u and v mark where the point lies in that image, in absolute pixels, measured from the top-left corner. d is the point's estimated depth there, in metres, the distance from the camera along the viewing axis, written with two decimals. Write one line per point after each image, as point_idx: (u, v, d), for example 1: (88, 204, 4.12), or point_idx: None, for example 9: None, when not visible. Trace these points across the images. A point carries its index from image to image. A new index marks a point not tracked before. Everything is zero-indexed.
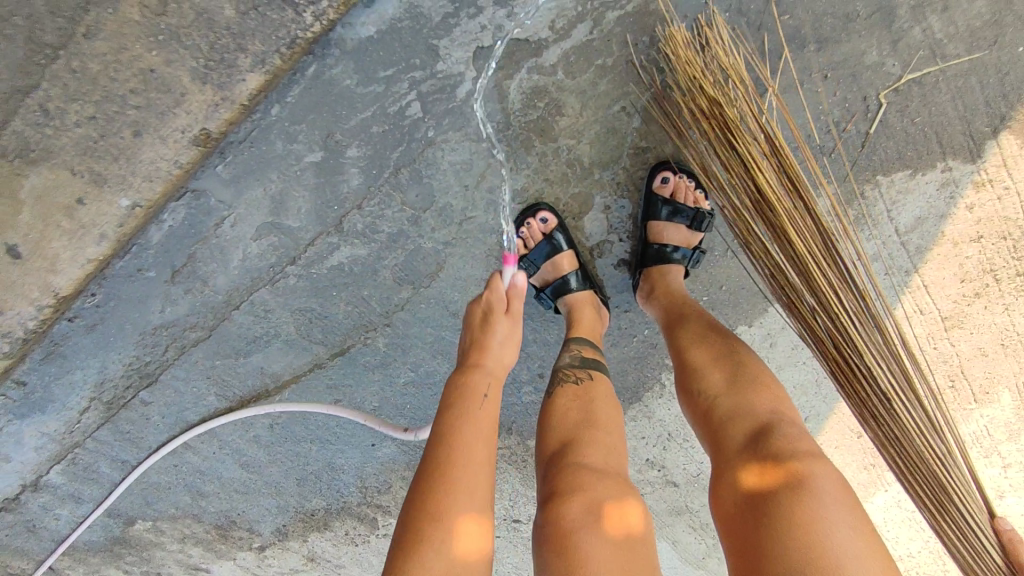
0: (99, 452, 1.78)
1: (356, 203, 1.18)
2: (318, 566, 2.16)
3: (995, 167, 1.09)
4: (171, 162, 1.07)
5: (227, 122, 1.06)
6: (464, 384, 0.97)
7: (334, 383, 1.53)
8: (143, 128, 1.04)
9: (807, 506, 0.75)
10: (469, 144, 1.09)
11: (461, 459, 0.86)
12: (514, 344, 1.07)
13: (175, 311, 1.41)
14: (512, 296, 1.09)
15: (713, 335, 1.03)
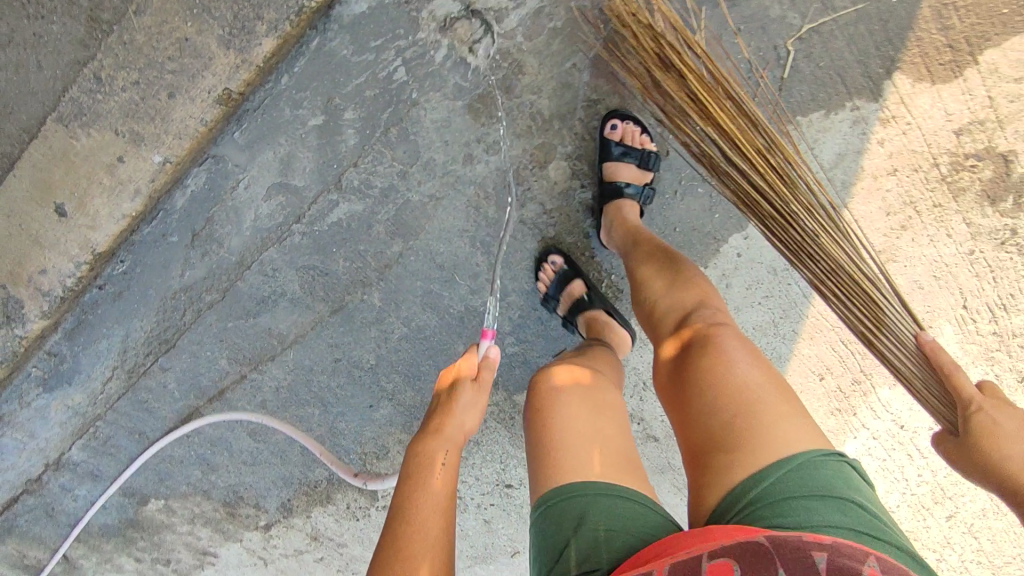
0: (118, 424, 1.91)
1: (352, 161, 1.37)
2: (321, 546, 2.21)
3: (895, 104, 1.30)
4: (197, 120, 1.30)
5: (244, 83, 1.29)
6: (425, 450, 1.10)
7: (335, 341, 1.68)
8: (176, 90, 1.28)
9: (715, 363, 1.00)
10: (447, 102, 1.30)
11: (417, 517, 1.01)
12: (478, 409, 1.20)
13: (194, 275, 1.59)
14: (482, 369, 1.24)
15: (660, 250, 1.27)
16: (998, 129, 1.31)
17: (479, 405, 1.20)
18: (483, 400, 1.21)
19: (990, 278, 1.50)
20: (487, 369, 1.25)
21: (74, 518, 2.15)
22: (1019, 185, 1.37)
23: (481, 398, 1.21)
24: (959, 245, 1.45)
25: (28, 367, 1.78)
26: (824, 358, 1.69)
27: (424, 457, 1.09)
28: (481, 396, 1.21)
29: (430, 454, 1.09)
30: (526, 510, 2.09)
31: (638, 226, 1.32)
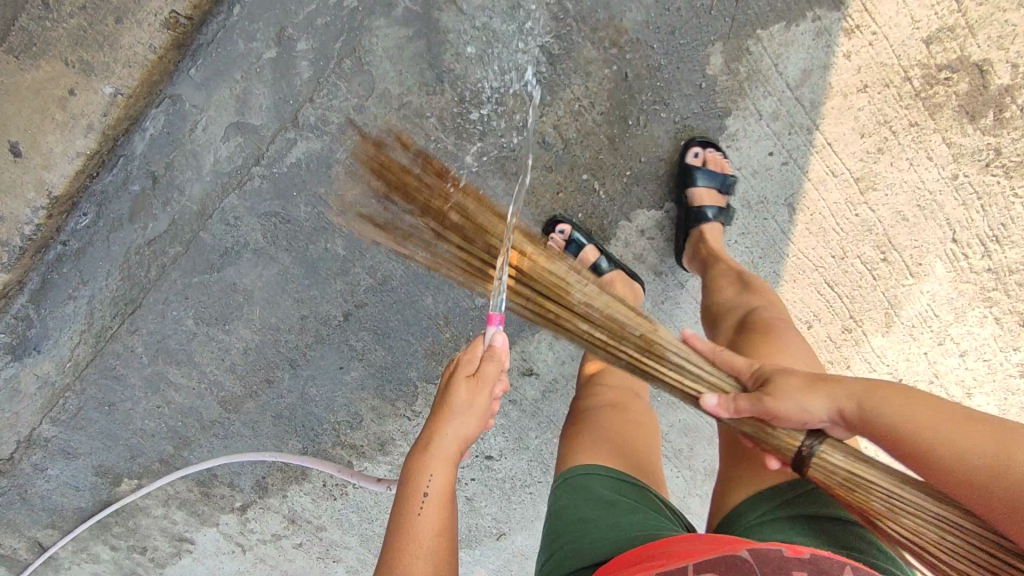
0: (87, 394, 1.86)
1: (308, 95, 1.36)
2: (299, 531, 2.18)
3: (858, 13, 1.26)
4: (147, 46, 1.34)
5: (192, 5, 1.31)
6: (415, 471, 1.10)
7: (301, 296, 1.65)
8: (123, 14, 1.32)
9: (772, 355, 1.16)
10: (398, 28, 1.29)
11: (409, 549, 1.03)
12: (476, 411, 1.13)
13: (157, 228, 1.56)
14: (483, 363, 1.15)
15: (731, 270, 1.38)
16: (970, 35, 1.27)
17: (476, 406, 1.13)
18: (479, 400, 1.13)
19: (977, 208, 1.43)
20: (490, 362, 1.14)
21: (49, 500, 2.11)
22: (998, 98, 1.32)
23: (478, 398, 1.13)
24: (941, 169, 1.39)
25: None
26: (811, 303, 1.57)
27: (415, 476, 1.10)
28: (478, 395, 1.13)
29: (421, 472, 1.10)
30: (508, 487, 2.00)
31: (722, 250, 1.41)
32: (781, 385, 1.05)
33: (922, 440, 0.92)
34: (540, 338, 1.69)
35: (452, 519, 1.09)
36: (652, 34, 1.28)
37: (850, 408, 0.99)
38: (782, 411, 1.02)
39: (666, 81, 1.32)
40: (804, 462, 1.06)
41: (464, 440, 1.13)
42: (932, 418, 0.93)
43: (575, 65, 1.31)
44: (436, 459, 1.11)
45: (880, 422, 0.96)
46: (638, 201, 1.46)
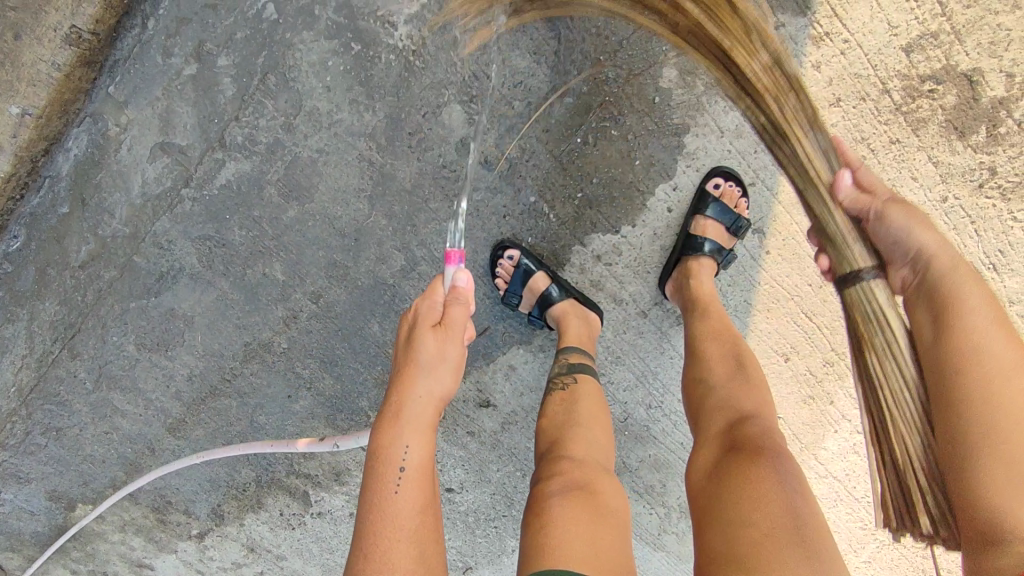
0: (33, 419, 1.70)
1: (234, 114, 1.27)
2: (259, 559, 2.01)
3: (827, 18, 1.12)
4: (49, 64, 1.23)
5: (93, 20, 1.20)
6: (382, 443, 0.99)
7: (242, 322, 1.54)
8: (22, 30, 1.21)
9: (762, 473, 0.96)
10: (322, 41, 1.21)
11: (389, 533, 0.91)
12: (444, 361, 1.03)
13: (89, 251, 1.44)
14: (449, 306, 1.07)
15: (724, 338, 1.24)
16: (956, 42, 1.13)
17: (448, 357, 1.04)
18: (452, 350, 1.04)
19: (971, 232, 1.27)
20: (456, 304, 1.07)
21: (6, 525, 1.93)
22: (991, 111, 1.16)
23: (450, 348, 1.04)
24: (929, 191, 1.23)
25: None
26: (787, 334, 1.44)
27: (386, 449, 0.98)
28: (449, 344, 1.04)
29: (392, 444, 0.98)
30: (475, 524, 1.84)
31: (708, 298, 1.29)
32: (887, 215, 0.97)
33: (967, 335, 0.86)
34: (495, 367, 1.57)
35: (432, 495, 0.98)
36: (596, 47, 1.20)
37: (941, 264, 0.92)
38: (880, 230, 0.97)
39: (615, 96, 1.23)
40: (851, 282, 1.00)
41: (438, 400, 1.04)
42: (1000, 333, 0.86)
43: (514, 78, 1.22)
44: (408, 426, 1.00)
45: (943, 292, 0.90)
46: (591, 224, 1.34)
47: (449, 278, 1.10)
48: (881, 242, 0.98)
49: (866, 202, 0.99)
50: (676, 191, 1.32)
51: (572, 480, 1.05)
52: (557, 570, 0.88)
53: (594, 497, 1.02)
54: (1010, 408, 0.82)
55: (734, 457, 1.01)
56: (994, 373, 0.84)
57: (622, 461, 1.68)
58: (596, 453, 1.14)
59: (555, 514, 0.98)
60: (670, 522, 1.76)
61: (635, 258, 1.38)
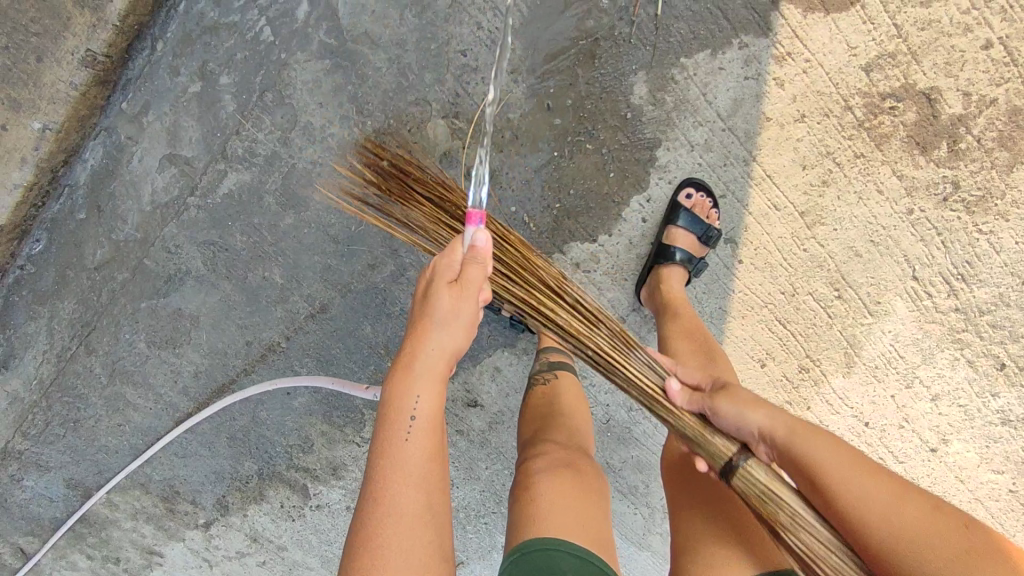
0: (56, 410, 1.81)
1: (234, 128, 1.38)
2: (261, 549, 2.07)
3: (788, 38, 1.26)
4: (68, 84, 1.34)
5: (106, 44, 1.31)
6: (397, 392, 0.99)
7: (244, 322, 1.63)
8: (44, 53, 1.32)
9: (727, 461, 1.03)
10: (316, 62, 1.32)
11: (399, 481, 0.94)
12: (459, 318, 1.03)
13: (104, 254, 1.53)
14: (468, 264, 1.06)
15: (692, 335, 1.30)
16: (913, 62, 1.26)
17: (463, 314, 1.04)
18: (467, 307, 1.04)
19: (938, 243, 1.35)
20: (475, 264, 1.07)
21: (27, 511, 2.01)
22: (951, 127, 1.28)
23: (465, 306, 1.04)
24: (895, 204, 1.33)
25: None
26: (763, 341, 1.47)
27: (399, 399, 0.98)
28: (464, 302, 1.04)
29: (405, 394, 0.98)
30: (466, 522, 1.87)
31: (679, 301, 1.36)
32: (719, 407, 1.02)
33: (830, 485, 0.88)
34: (482, 368, 1.64)
35: (440, 445, 1.00)
36: (572, 67, 1.29)
37: (780, 436, 0.95)
38: (721, 410, 1.02)
39: (589, 112, 1.32)
40: (729, 473, 1.04)
41: (450, 355, 1.04)
42: (851, 464, 0.88)
43: (493, 95, 1.31)
44: (423, 379, 1.00)
45: (805, 467, 0.91)
46: (569, 233, 1.41)
47: (468, 238, 1.10)
48: (733, 434, 1.02)
49: (699, 399, 1.07)
50: (649, 203, 1.39)
51: (557, 458, 1.09)
52: (548, 538, 0.93)
53: (580, 474, 1.07)
54: (879, 514, 0.84)
55: (707, 448, 1.07)
56: (838, 474, 0.88)
57: (606, 462, 1.71)
58: (578, 439, 1.17)
59: (542, 488, 1.02)
60: (655, 522, 1.77)
61: (612, 266, 1.44)
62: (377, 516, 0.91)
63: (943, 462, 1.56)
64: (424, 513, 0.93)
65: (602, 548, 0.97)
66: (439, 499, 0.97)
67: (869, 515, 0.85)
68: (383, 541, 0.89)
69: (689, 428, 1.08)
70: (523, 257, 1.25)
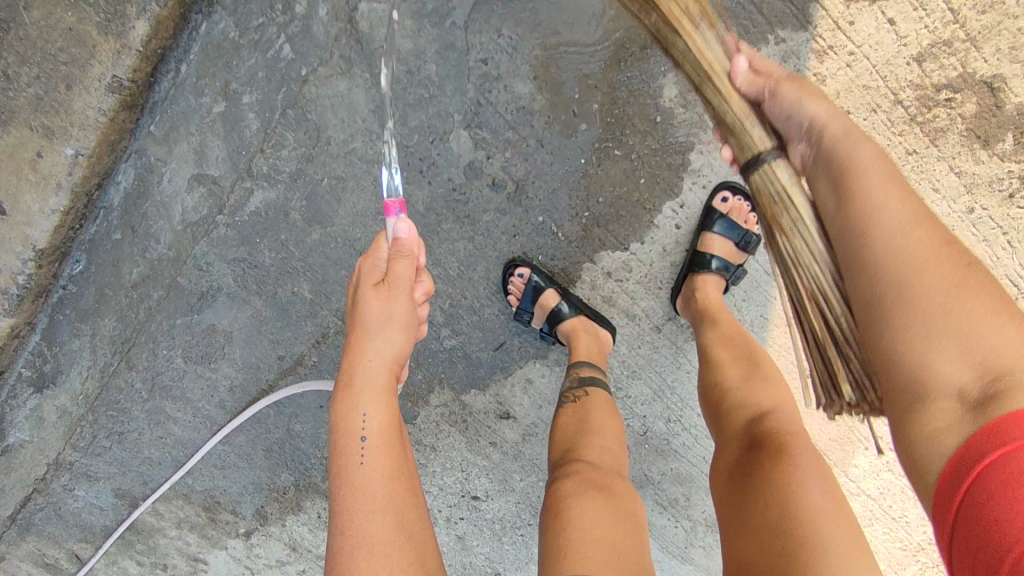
0: (101, 424, 1.83)
1: (259, 146, 1.38)
2: (300, 558, 2.05)
3: (829, 31, 1.18)
4: (97, 110, 1.34)
5: (132, 70, 1.31)
6: (342, 414, 1.03)
7: (276, 336, 1.63)
8: (73, 81, 1.31)
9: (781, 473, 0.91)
10: (336, 77, 1.30)
11: (363, 505, 0.98)
12: (391, 321, 1.05)
13: (140, 273, 1.55)
14: (392, 261, 1.06)
15: (731, 340, 1.22)
16: (974, 50, 1.16)
17: (393, 316, 1.05)
18: (397, 306, 1.05)
19: (1003, 243, 1.27)
20: (401, 258, 1.05)
21: (77, 520, 2.02)
22: (1016, 119, 1.19)
23: (394, 307, 1.05)
24: (953, 202, 1.25)
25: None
26: None
27: (346, 420, 1.02)
28: (393, 302, 1.05)
29: (352, 416, 1.02)
30: (503, 534, 1.80)
31: (716, 308, 1.28)
32: (779, 92, 0.92)
33: (874, 201, 0.82)
34: (513, 380, 1.59)
35: (399, 459, 1.03)
36: (598, 73, 1.25)
37: (832, 134, 0.88)
38: (785, 93, 0.92)
39: (617, 117, 1.27)
40: (754, 166, 0.97)
41: (390, 360, 1.07)
42: (898, 199, 0.81)
43: (517, 102, 1.28)
44: (364, 395, 1.03)
45: (846, 168, 0.85)
46: (600, 242, 1.36)
47: (390, 229, 1.06)
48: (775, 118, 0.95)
49: (762, 82, 0.95)
50: (683, 209, 1.34)
51: (587, 479, 1.01)
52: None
53: (613, 497, 0.98)
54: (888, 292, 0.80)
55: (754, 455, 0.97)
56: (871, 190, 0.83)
57: (644, 476, 1.63)
58: (609, 459, 1.09)
59: (575, 514, 0.93)
60: (697, 536, 1.69)
61: (645, 275, 1.39)
62: (347, 542, 0.95)
63: None
64: (393, 532, 0.96)
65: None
66: (411, 512, 1.01)
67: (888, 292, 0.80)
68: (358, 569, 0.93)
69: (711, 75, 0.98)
70: None
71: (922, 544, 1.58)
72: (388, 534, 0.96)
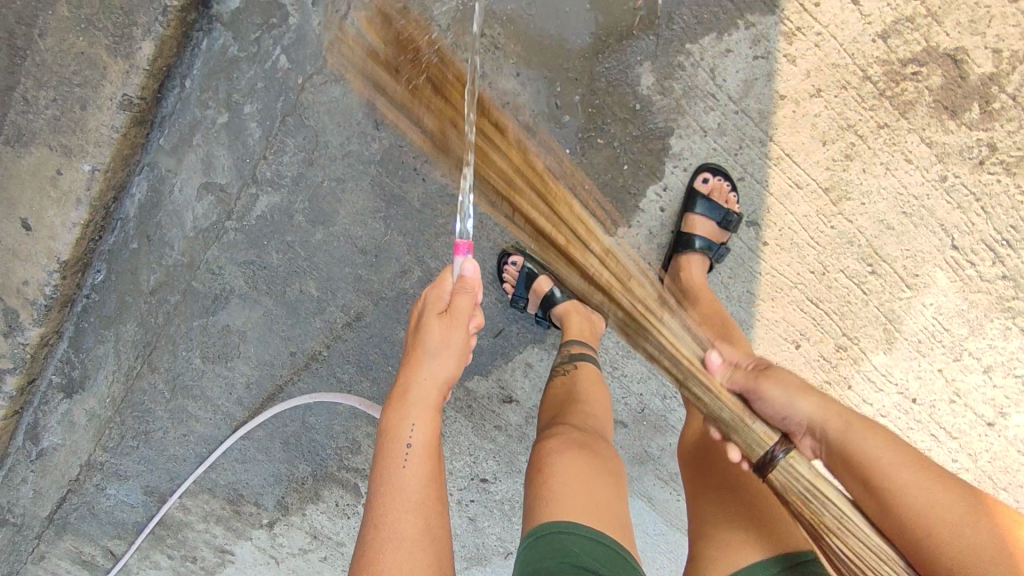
0: (128, 424, 1.93)
1: (262, 153, 1.45)
2: (322, 546, 2.15)
3: (796, 14, 1.23)
4: (110, 127, 1.40)
5: (141, 88, 1.37)
6: (392, 421, 1.12)
7: (286, 333, 1.71)
8: (87, 101, 1.39)
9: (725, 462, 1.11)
10: (332, 84, 1.38)
11: (397, 507, 1.04)
12: (449, 352, 1.14)
13: (157, 279, 1.64)
14: (455, 295, 1.14)
15: (709, 317, 1.32)
16: (935, 24, 1.22)
17: (452, 343, 1.13)
18: (456, 336, 1.13)
19: (977, 209, 1.33)
20: (463, 293, 1.13)
21: (110, 517, 2.13)
22: (981, 88, 1.25)
23: (454, 335, 1.14)
24: (926, 171, 1.31)
25: (5, 384, 1.77)
26: (795, 322, 1.46)
27: (397, 427, 1.11)
28: (454, 332, 1.14)
29: (400, 424, 1.10)
30: (512, 513, 1.87)
31: (698, 286, 1.37)
32: (765, 391, 1.10)
33: (902, 493, 0.94)
34: (513, 365, 1.66)
35: (437, 470, 1.10)
36: (578, 65, 1.31)
37: (833, 428, 1.03)
38: (774, 394, 1.08)
39: (598, 106, 1.32)
40: (769, 464, 1.06)
41: (441, 382, 1.14)
42: (906, 463, 0.95)
43: (503, 98, 1.34)
44: (417, 408, 1.12)
45: (864, 467, 0.98)
46: (589, 228, 1.42)
47: (457, 267, 1.14)
48: (775, 421, 1.09)
49: (742, 378, 1.14)
50: (666, 191, 1.39)
51: (570, 438, 1.08)
52: (559, 523, 0.92)
53: (595, 455, 1.05)
54: (932, 537, 0.91)
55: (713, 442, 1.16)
56: (885, 463, 0.96)
57: (644, 452, 1.70)
58: (594, 422, 1.17)
59: (555, 468, 1.01)
60: None
61: (634, 257, 1.45)
62: (378, 536, 1.02)
63: (1001, 435, 1.53)
64: (422, 535, 1.03)
65: (621, 536, 0.96)
66: (437, 519, 1.06)
67: (934, 536, 0.90)
68: (385, 561, 0.99)
69: (600, 268, 1.27)
70: (544, 214, 1.25)
71: None
72: (418, 536, 1.02)
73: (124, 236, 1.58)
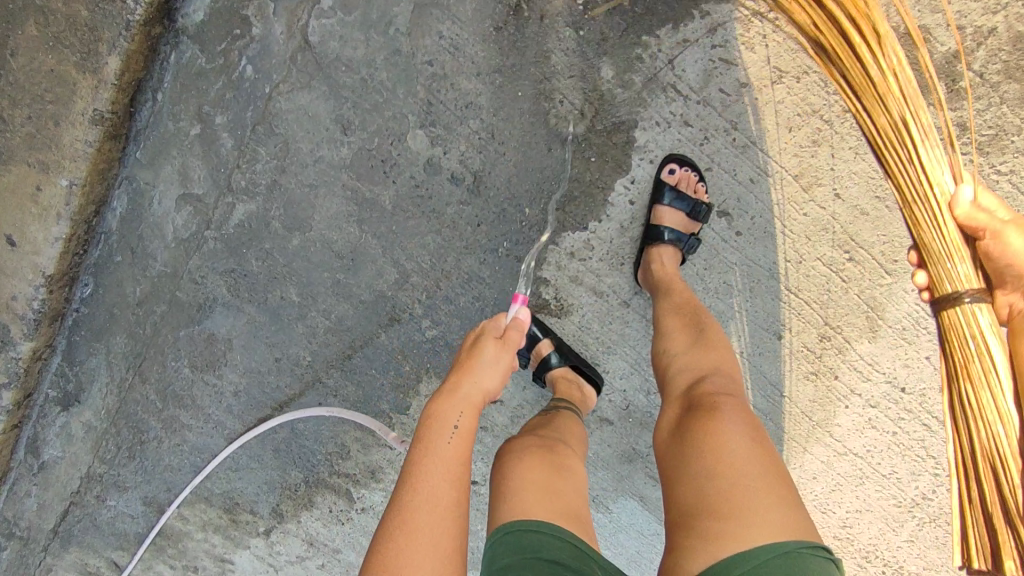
0: (123, 434, 1.94)
1: (236, 162, 1.48)
2: (319, 554, 2.12)
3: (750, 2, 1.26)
4: (84, 142, 1.42)
5: (111, 102, 1.40)
6: (438, 410, 1.04)
7: (271, 340, 1.71)
8: (60, 118, 1.41)
9: (709, 431, 1.01)
10: (297, 92, 1.41)
11: (436, 476, 0.96)
12: (499, 370, 1.12)
13: (142, 290, 1.66)
14: (509, 330, 1.18)
15: (681, 309, 1.29)
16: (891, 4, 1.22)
17: (503, 364, 1.12)
18: (508, 360, 1.13)
19: None
20: (516, 330, 1.18)
21: (110, 530, 2.12)
22: (945, 67, 1.24)
23: (504, 356, 1.13)
24: None
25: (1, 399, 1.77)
26: (775, 312, 1.44)
27: (441, 415, 1.03)
28: (506, 356, 1.14)
29: (447, 412, 1.03)
30: None
31: (671, 280, 1.34)
32: None
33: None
34: None
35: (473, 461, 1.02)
36: (546, 62, 1.34)
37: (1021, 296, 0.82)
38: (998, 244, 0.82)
39: (561, 101, 1.35)
40: None
41: (487, 393, 1.10)
42: None
43: (465, 97, 1.37)
44: (463, 401, 1.05)
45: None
46: (560, 224, 1.43)
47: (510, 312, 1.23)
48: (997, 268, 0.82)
49: None
50: (634, 184, 1.41)
51: (537, 442, 1.09)
52: (530, 525, 0.93)
53: (554, 454, 1.06)
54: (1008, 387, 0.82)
55: (690, 415, 1.06)
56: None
57: (632, 449, 1.67)
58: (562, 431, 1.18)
59: (519, 469, 1.02)
60: None
61: (607, 252, 1.45)
62: (415, 501, 0.93)
63: None
64: (458, 506, 0.94)
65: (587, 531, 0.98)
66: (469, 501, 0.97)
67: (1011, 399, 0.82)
68: (420, 525, 0.91)
69: None
70: None
71: (919, 500, 1.56)
72: (454, 509, 0.94)
73: (108, 248, 1.61)
